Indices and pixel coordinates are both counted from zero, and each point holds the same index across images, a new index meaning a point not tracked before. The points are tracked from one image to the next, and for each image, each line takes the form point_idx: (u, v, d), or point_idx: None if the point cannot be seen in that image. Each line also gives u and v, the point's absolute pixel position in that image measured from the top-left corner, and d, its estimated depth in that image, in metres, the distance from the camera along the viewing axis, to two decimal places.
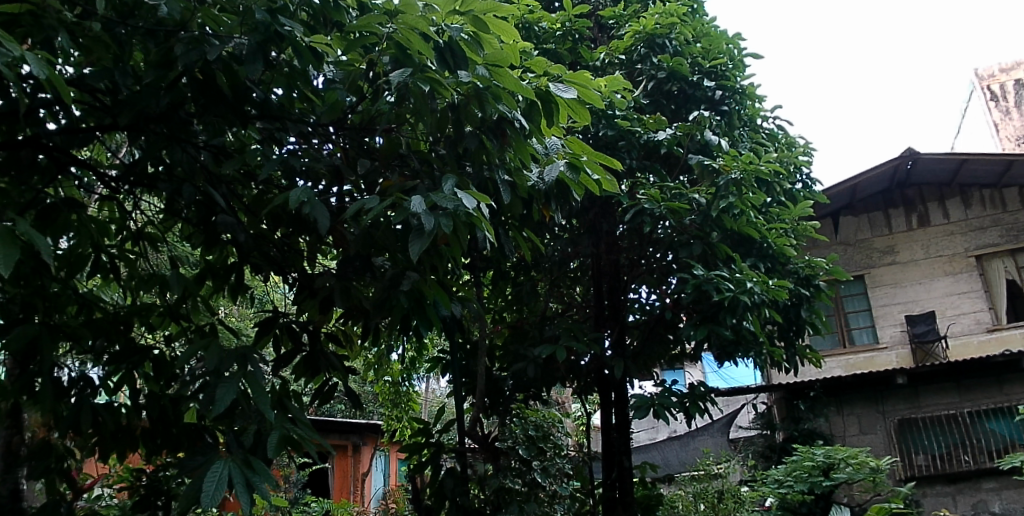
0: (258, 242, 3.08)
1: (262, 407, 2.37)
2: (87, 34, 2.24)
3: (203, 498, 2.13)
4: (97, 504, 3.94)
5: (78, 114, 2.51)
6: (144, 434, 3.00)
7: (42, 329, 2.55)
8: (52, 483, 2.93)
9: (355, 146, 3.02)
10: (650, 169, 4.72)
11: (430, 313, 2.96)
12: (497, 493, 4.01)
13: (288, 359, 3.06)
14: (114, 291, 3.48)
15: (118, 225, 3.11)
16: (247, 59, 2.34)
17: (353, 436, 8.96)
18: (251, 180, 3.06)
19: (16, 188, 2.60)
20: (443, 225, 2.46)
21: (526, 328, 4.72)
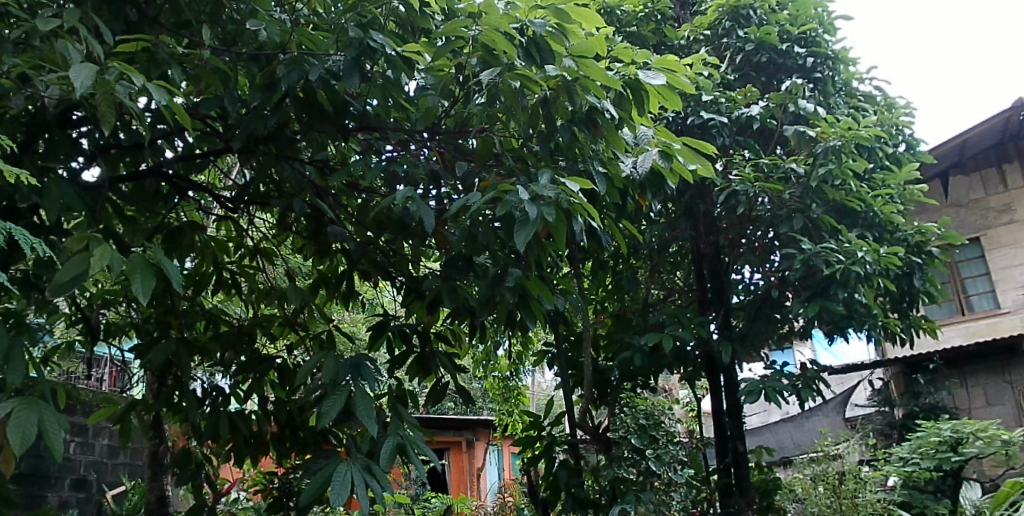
0: (366, 249, 3.19)
1: (364, 416, 2.46)
2: (197, 65, 2.36)
3: (331, 496, 2.22)
4: (235, 507, 4.18)
5: (193, 141, 2.65)
6: (275, 438, 3.17)
7: (178, 346, 2.73)
8: (197, 489, 3.12)
9: (450, 149, 3.07)
10: (744, 146, 4.55)
11: (534, 307, 3.00)
12: (613, 483, 3.95)
13: (400, 361, 3.18)
14: (236, 305, 3.67)
15: (236, 242, 3.27)
16: (344, 74, 2.40)
17: (467, 432, 9.23)
18: (355, 190, 3.17)
19: (144, 215, 2.77)
20: (546, 214, 2.51)
21: (630, 316, 4.69)
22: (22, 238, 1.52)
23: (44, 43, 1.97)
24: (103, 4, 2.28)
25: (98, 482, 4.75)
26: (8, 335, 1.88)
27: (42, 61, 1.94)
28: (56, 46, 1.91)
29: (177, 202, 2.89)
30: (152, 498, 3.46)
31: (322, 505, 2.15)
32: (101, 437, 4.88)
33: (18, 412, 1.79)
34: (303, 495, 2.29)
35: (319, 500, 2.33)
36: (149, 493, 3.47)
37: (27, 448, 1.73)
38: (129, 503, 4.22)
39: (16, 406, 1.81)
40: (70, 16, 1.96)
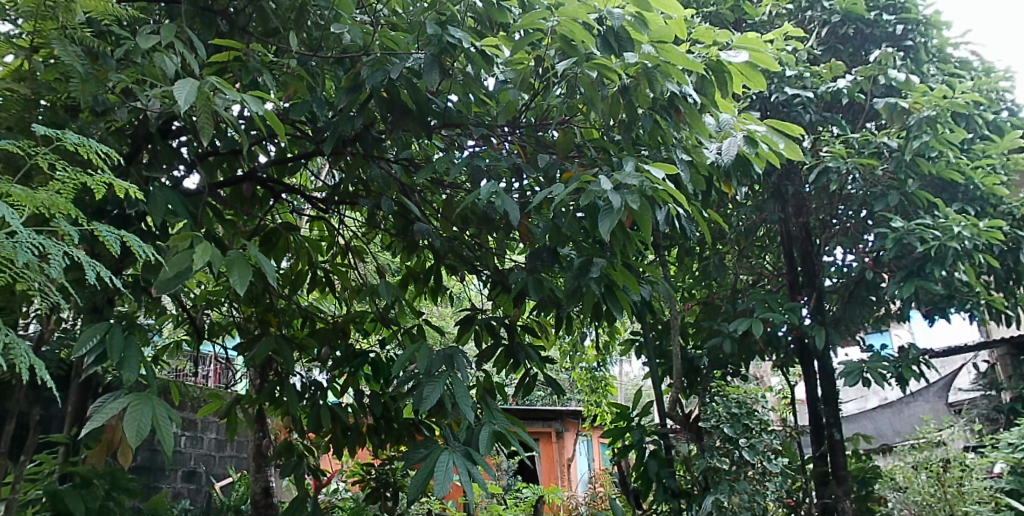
0: (452, 243, 3.21)
1: (461, 406, 2.52)
2: (285, 71, 2.42)
3: (436, 484, 2.30)
4: (334, 497, 4.33)
5: (284, 145, 2.73)
6: (370, 430, 3.26)
7: (277, 341, 2.83)
8: (299, 481, 3.23)
9: (532, 141, 3.05)
10: (832, 122, 4.36)
11: (620, 296, 2.99)
12: (705, 473, 3.89)
13: (490, 353, 3.26)
14: (330, 302, 3.78)
15: (328, 242, 3.36)
16: (424, 72, 2.42)
17: (556, 424, 9.18)
18: (440, 186, 3.20)
19: (242, 219, 2.88)
20: (630, 201, 2.48)
21: (719, 303, 4.59)
22: (134, 244, 1.61)
23: (144, 58, 2.06)
24: (195, 16, 2.36)
25: (208, 474, 4.99)
26: (123, 335, 2.00)
27: (145, 76, 2.03)
28: (154, 61, 1.99)
29: (272, 204, 2.99)
30: (257, 489, 3.59)
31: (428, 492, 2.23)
32: (209, 430, 5.12)
33: (134, 406, 1.90)
34: (412, 486, 2.36)
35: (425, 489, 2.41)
36: (254, 484, 3.60)
37: (142, 439, 1.83)
38: (238, 494, 4.42)
39: (132, 400, 1.93)
40: (167, 31, 2.04)
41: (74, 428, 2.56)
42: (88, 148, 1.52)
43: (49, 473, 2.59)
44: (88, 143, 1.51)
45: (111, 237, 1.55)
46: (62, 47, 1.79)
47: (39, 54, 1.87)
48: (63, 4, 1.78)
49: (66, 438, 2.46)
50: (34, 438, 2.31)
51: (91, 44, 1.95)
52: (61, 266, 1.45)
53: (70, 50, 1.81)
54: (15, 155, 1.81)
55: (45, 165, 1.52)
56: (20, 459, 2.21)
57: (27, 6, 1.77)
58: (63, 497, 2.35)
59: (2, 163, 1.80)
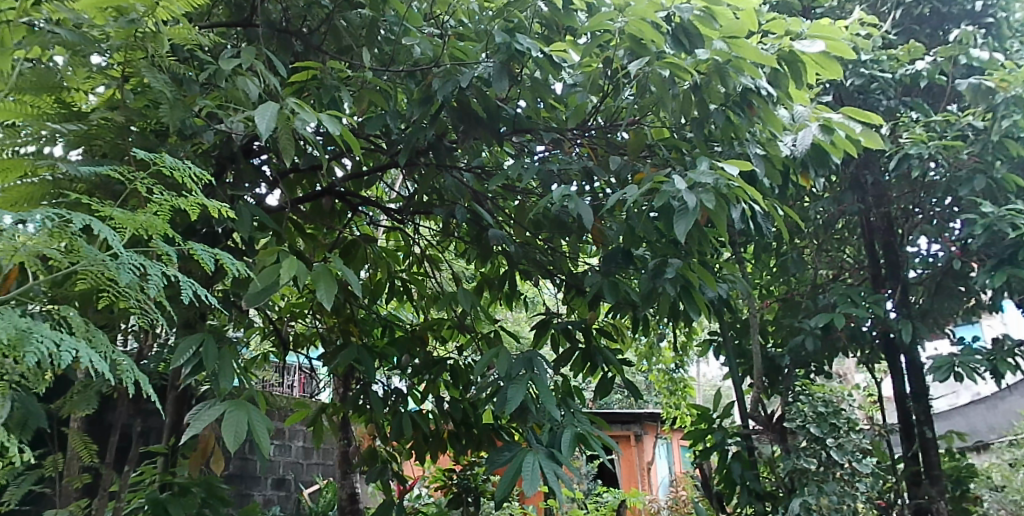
0: (525, 249, 3.22)
1: (545, 407, 2.69)
2: (359, 87, 2.47)
3: (525, 483, 2.51)
4: (417, 503, 4.39)
5: (360, 159, 2.79)
6: (451, 436, 3.29)
7: (359, 351, 2.89)
8: (384, 487, 3.29)
9: (602, 142, 3.04)
10: (912, 107, 4.17)
11: (695, 296, 2.96)
12: (791, 475, 3.78)
13: (567, 357, 3.26)
14: (408, 310, 3.83)
15: (405, 251, 3.41)
16: (493, 79, 2.43)
17: (636, 426, 8.93)
18: (511, 192, 3.21)
19: (323, 232, 2.95)
20: (705, 200, 2.43)
21: (799, 299, 4.44)
22: (227, 262, 1.68)
23: (227, 82, 2.15)
24: (272, 38, 2.43)
25: (296, 481, 5.14)
26: (218, 346, 2.08)
27: (229, 100, 2.10)
28: (237, 84, 2.06)
29: (350, 217, 3.05)
30: (344, 495, 3.67)
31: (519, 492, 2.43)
32: (296, 439, 5.28)
33: (231, 414, 1.97)
34: (499, 490, 2.57)
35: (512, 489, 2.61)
36: (340, 490, 3.68)
37: (239, 445, 1.90)
38: (325, 500, 4.53)
39: (228, 408, 2.00)
40: (248, 55, 2.11)
41: (173, 438, 2.67)
42: (181, 171, 1.59)
43: (151, 481, 2.71)
44: (181, 166, 1.59)
45: (206, 256, 1.62)
46: (151, 74, 1.89)
47: (129, 83, 1.96)
48: (152, 36, 1.89)
49: (166, 447, 2.56)
50: (137, 448, 2.42)
51: (177, 70, 2.04)
52: (161, 284, 1.52)
53: (158, 76, 1.90)
54: (112, 180, 1.91)
55: (144, 189, 1.60)
56: (124, 468, 2.32)
57: (119, 39, 1.87)
58: (165, 504, 2.47)
59: (100, 189, 1.90)
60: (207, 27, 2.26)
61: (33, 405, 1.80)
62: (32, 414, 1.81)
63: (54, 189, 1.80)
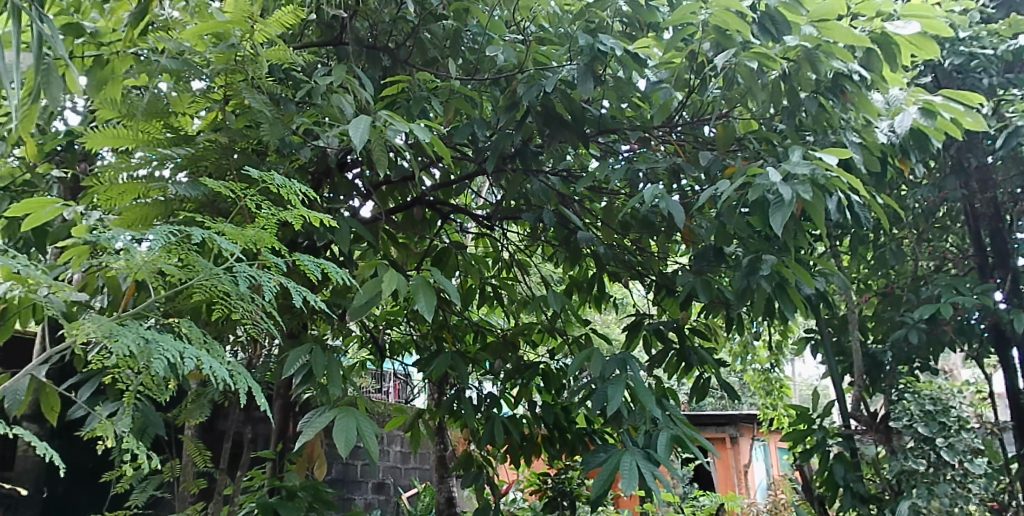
0: (614, 250, 3.19)
1: (643, 407, 2.69)
2: (445, 96, 2.50)
3: (624, 482, 2.52)
4: (513, 506, 4.52)
5: (448, 168, 2.82)
6: (546, 440, 3.29)
7: (454, 357, 2.92)
8: (480, 492, 3.32)
9: (690, 139, 2.99)
10: (1018, 84, 3.91)
11: (791, 293, 2.87)
12: (899, 476, 3.60)
13: (661, 359, 3.22)
14: (498, 314, 3.85)
15: (494, 257, 3.43)
16: (578, 81, 2.41)
17: (730, 428, 8.62)
18: (598, 194, 3.18)
19: (414, 241, 3.00)
20: (803, 192, 2.35)
21: (900, 292, 4.18)
22: (332, 272, 1.73)
23: (322, 99, 2.20)
24: (361, 54, 2.49)
25: (394, 485, 5.23)
26: (324, 355, 2.16)
27: (324, 117, 2.16)
28: (332, 101, 2.12)
29: (440, 225, 3.09)
30: (441, 499, 3.72)
31: (618, 491, 2.45)
32: (393, 444, 5.39)
33: (339, 420, 2.04)
34: (595, 489, 2.60)
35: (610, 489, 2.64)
36: (438, 494, 3.73)
37: (349, 449, 1.96)
38: (423, 503, 4.61)
39: (337, 414, 2.07)
40: (340, 72, 2.17)
41: (280, 444, 2.75)
42: (286, 186, 1.66)
43: (261, 486, 2.78)
44: (287, 181, 1.65)
45: (312, 266, 1.68)
46: (251, 95, 1.94)
47: (230, 105, 2.05)
48: (251, 59, 1.94)
49: (275, 453, 2.66)
50: (247, 454, 2.51)
51: (274, 91, 2.11)
52: (270, 295, 1.59)
53: (257, 97, 1.96)
54: (218, 198, 1.98)
55: (252, 204, 1.67)
56: (237, 473, 2.42)
57: (220, 63, 1.94)
58: (274, 508, 2.57)
59: (207, 207, 1.98)
60: (299, 46, 2.33)
61: (154, 414, 1.90)
62: (152, 422, 1.88)
63: (165, 209, 1.91)
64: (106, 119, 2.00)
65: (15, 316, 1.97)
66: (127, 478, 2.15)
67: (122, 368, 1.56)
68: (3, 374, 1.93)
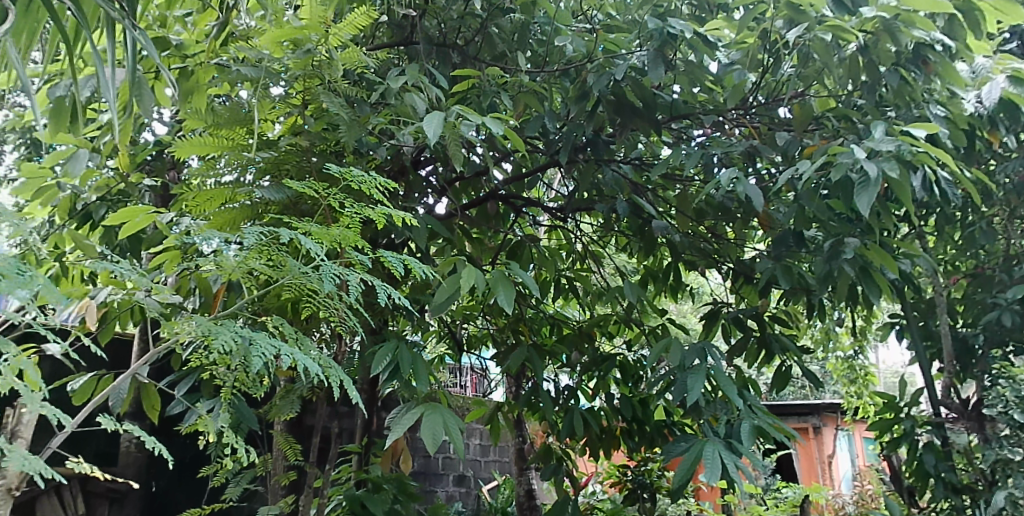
0: (689, 238, 3.14)
1: (725, 395, 2.64)
2: (515, 90, 2.50)
3: (705, 473, 2.48)
4: (593, 498, 4.55)
5: (519, 162, 2.82)
6: (624, 432, 3.27)
7: (531, 350, 2.93)
8: (559, 485, 3.33)
9: (765, 121, 2.91)
10: None
11: (876, 277, 2.77)
12: (996, 466, 3.43)
13: (741, 348, 3.15)
14: (573, 307, 3.84)
15: (568, 250, 3.41)
16: (649, 68, 2.37)
17: (812, 418, 8.34)
18: (672, 181, 3.13)
19: (488, 235, 3.01)
20: (888, 169, 2.26)
21: (992, 272, 3.86)
22: (415, 268, 1.76)
23: (395, 98, 2.24)
24: (432, 51, 2.52)
25: (475, 478, 5.28)
26: (407, 353, 2.20)
27: (399, 116, 2.19)
28: (405, 100, 2.16)
29: (513, 219, 3.10)
30: (521, 491, 3.74)
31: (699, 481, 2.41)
32: (473, 437, 5.45)
33: (426, 416, 2.08)
34: (678, 479, 2.58)
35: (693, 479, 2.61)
36: (518, 487, 3.76)
37: (437, 446, 1.99)
38: (503, 496, 4.66)
39: (422, 410, 2.11)
40: (412, 70, 2.20)
41: (365, 438, 2.81)
42: (368, 184, 1.69)
43: (348, 479, 2.87)
44: (368, 179, 1.69)
45: (394, 261, 1.71)
46: (328, 99, 1.98)
47: (309, 109, 2.09)
48: (327, 63, 1.97)
49: (360, 448, 2.73)
50: (335, 448, 2.59)
51: (350, 93, 2.14)
52: (357, 290, 1.62)
53: (335, 100, 2.00)
54: (300, 200, 2.03)
55: (335, 204, 1.71)
56: (327, 467, 2.49)
57: (298, 69, 1.99)
58: (362, 501, 2.64)
59: (290, 209, 2.03)
60: (372, 48, 2.37)
61: (247, 410, 1.97)
62: (246, 417, 1.95)
63: (252, 213, 1.97)
64: (192, 128, 2.07)
65: (115, 320, 2.06)
66: (224, 472, 2.23)
67: (220, 365, 1.62)
68: (107, 375, 2.02)
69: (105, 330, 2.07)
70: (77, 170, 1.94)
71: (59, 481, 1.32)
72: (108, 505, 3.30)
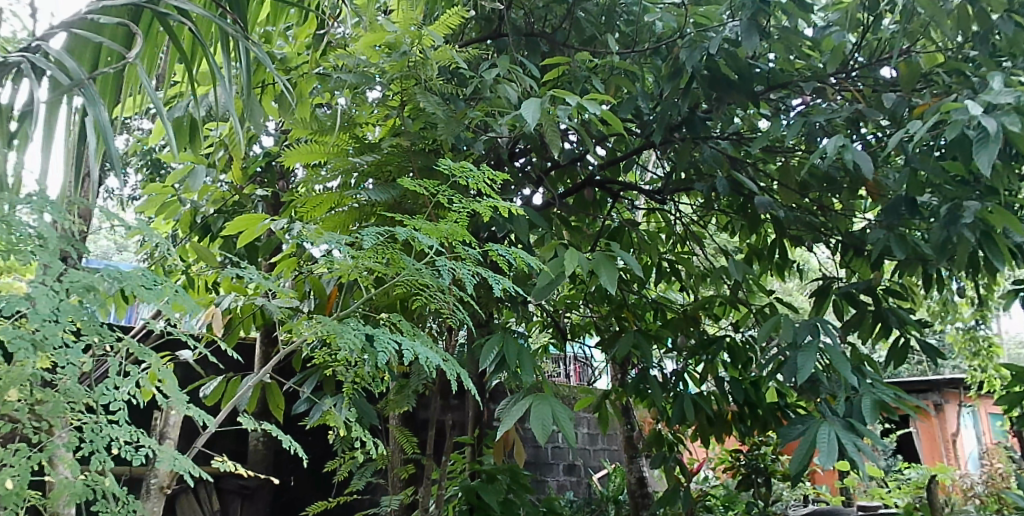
0: (795, 212, 3.03)
1: (840, 374, 2.52)
2: (606, 73, 2.48)
3: (822, 456, 2.38)
4: (706, 484, 4.49)
5: (614, 146, 2.79)
6: (736, 415, 3.18)
7: (636, 335, 2.88)
8: (670, 472, 3.28)
9: (869, 83, 2.78)
10: None
11: (1001, 240, 2.59)
12: None
13: (855, 323, 3.02)
14: (675, 290, 3.77)
15: (667, 232, 3.35)
16: (743, 38, 2.30)
17: (932, 395, 7.91)
18: (773, 154, 3.02)
19: (586, 222, 2.99)
20: (1011, 122, 2.10)
21: None
22: (523, 259, 1.77)
23: (490, 92, 2.25)
24: (522, 42, 2.53)
25: (585, 467, 5.27)
26: (513, 345, 2.22)
27: (494, 108, 2.21)
28: (500, 92, 2.17)
29: (611, 204, 3.06)
30: (632, 479, 3.70)
31: (817, 464, 2.32)
32: (581, 425, 5.43)
33: (534, 406, 2.09)
34: (794, 462, 2.50)
35: (809, 461, 2.51)
36: (629, 475, 3.72)
37: (548, 435, 2.00)
38: (615, 484, 4.64)
39: (530, 400, 2.12)
40: (504, 62, 2.21)
41: (476, 431, 2.85)
42: (473, 178, 1.71)
43: (462, 470, 2.91)
44: (475, 173, 1.71)
45: (504, 254, 1.73)
46: (425, 98, 2.00)
47: (407, 110, 2.12)
48: (422, 63, 1.99)
49: (473, 440, 2.77)
50: (450, 439, 2.61)
51: (446, 91, 2.16)
52: (470, 283, 1.64)
53: (431, 99, 2.01)
54: (405, 199, 2.07)
55: (443, 200, 1.74)
56: (443, 459, 2.53)
57: (395, 71, 2.03)
58: (477, 491, 2.68)
59: (395, 208, 2.07)
60: (464, 44, 2.39)
61: (367, 406, 2.02)
62: (366, 413, 2.01)
63: (360, 215, 2.02)
64: (299, 136, 2.14)
65: (238, 325, 2.16)
66: (347, 466, 2.31)
67: (343, 362, 1.67)
68: (236, 377, 2.12)
69: (231, 334, 2.17)
70: (196, 185, 2.04)
71: (204, 478, 1.39)
72: (240, 501, 3.44)
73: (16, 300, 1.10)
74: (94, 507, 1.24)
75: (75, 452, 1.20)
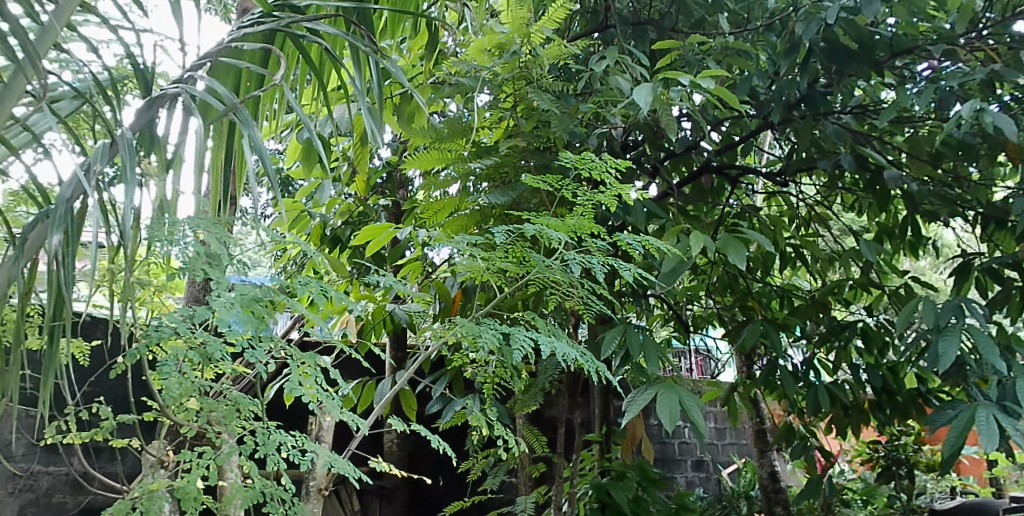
0: (928, 185, 2.84)
1: (989, 358, 2.34)
2: (717, 54, 2.40)
3: (982, 440, 2.21)
4: (843, 478, 4.28)
5: (729, 129, 2.70)
6: (875, 404, 3.01)
7: (763, 324, 2.78)
8: (806, 465, 3.14)
9: (1006, 40, 2.57)
10: None
11: None
12: None
13: (1003, 300, 2.79)
14: (801, 275, 3.62)
15: (789, 215, 3.21)
16: (863, 4, 2.18)
17: None
18: (901, 125, 2.85)
19: (704, 210, 2.91)
20: None
21: None
22: (653, 248, 1.74)
23: (601, 84, 2.22)
24: (631, 30, 2.49)
25: (713, 462, 5.14)
26: (637, 337, 2.18)
27: (606, 100, 2.18)
28: (611, 83, 2.14)
29: (729, 190, 2.97)
30: (764, 474, 3.57)
31: (976, 451, 2.15)
32: (708, 420, 5.30)
33: (662, 396, 2.05)
34: (947, 448, 2.34)
35: (964, 449, 2.34)
36: (761, 469, 3.59)
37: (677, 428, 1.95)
38: (746, 478, 4.49)
39: (658, 390, 2.08)
40: (613, 52, 2.17)
41: (605, 427, 2.82)
42: (595, 170, 1.70)
43: (591, 468, 2.89)
44: (597, 164, 1.69)
45: (632, 244, 1.70)
46: (538, 97, 2.00)
47: (520, 110, 2.12)
48: (533, 61, 1.99)
49: (600, 436, 2.74)
50: (579, 436, 2.59)
51: (557, 88, 2.15)
52: (601, 275, 1.63)
53: (545, 97, 2.01)
54: (525, 198, 2.07)
55: (568, 194, 1.73)
56: (573, 456, 2.52)
57: (507, 72, 2.02)
58: (607, 489, 2.65)
59: (515, 207, 2.08)
60: (573, 38, 2.38)
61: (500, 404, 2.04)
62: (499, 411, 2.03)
63: (482, 216, 2.04)
64: (416, 145, 2.18)
65: (371, 331, 2.22)
66: (480, 465, 2.33)
67: (479, 360, 1.69)
68: (372, 380, 2.18)
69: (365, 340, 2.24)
70: (325, 198, 2.12)
71: (361, 478, 1.43)
72: (378, 501, 3.57)
73: (189, 314, 1.17)
74: (263, 507, 1.28)
75: (248, 455, 1.25)
